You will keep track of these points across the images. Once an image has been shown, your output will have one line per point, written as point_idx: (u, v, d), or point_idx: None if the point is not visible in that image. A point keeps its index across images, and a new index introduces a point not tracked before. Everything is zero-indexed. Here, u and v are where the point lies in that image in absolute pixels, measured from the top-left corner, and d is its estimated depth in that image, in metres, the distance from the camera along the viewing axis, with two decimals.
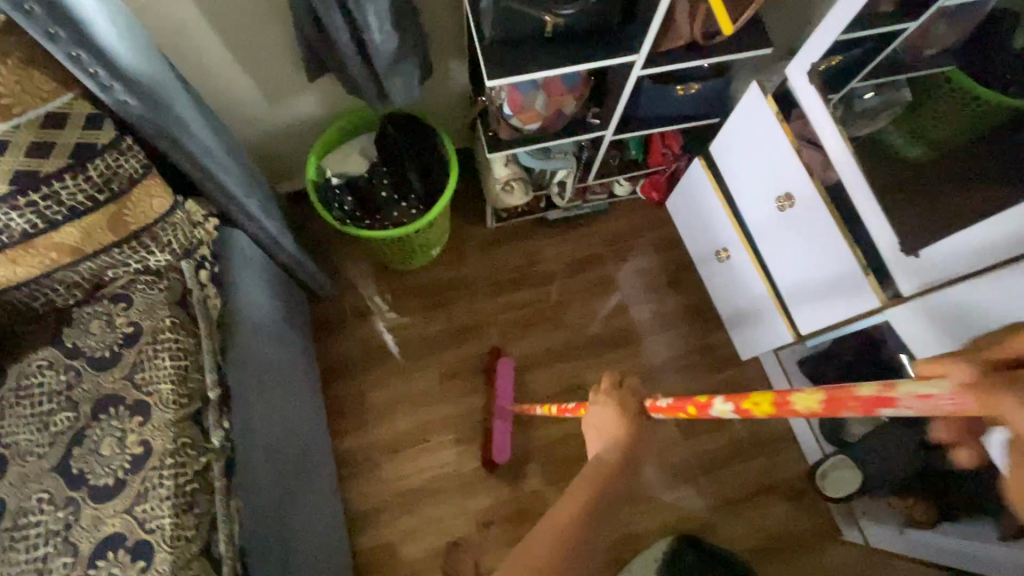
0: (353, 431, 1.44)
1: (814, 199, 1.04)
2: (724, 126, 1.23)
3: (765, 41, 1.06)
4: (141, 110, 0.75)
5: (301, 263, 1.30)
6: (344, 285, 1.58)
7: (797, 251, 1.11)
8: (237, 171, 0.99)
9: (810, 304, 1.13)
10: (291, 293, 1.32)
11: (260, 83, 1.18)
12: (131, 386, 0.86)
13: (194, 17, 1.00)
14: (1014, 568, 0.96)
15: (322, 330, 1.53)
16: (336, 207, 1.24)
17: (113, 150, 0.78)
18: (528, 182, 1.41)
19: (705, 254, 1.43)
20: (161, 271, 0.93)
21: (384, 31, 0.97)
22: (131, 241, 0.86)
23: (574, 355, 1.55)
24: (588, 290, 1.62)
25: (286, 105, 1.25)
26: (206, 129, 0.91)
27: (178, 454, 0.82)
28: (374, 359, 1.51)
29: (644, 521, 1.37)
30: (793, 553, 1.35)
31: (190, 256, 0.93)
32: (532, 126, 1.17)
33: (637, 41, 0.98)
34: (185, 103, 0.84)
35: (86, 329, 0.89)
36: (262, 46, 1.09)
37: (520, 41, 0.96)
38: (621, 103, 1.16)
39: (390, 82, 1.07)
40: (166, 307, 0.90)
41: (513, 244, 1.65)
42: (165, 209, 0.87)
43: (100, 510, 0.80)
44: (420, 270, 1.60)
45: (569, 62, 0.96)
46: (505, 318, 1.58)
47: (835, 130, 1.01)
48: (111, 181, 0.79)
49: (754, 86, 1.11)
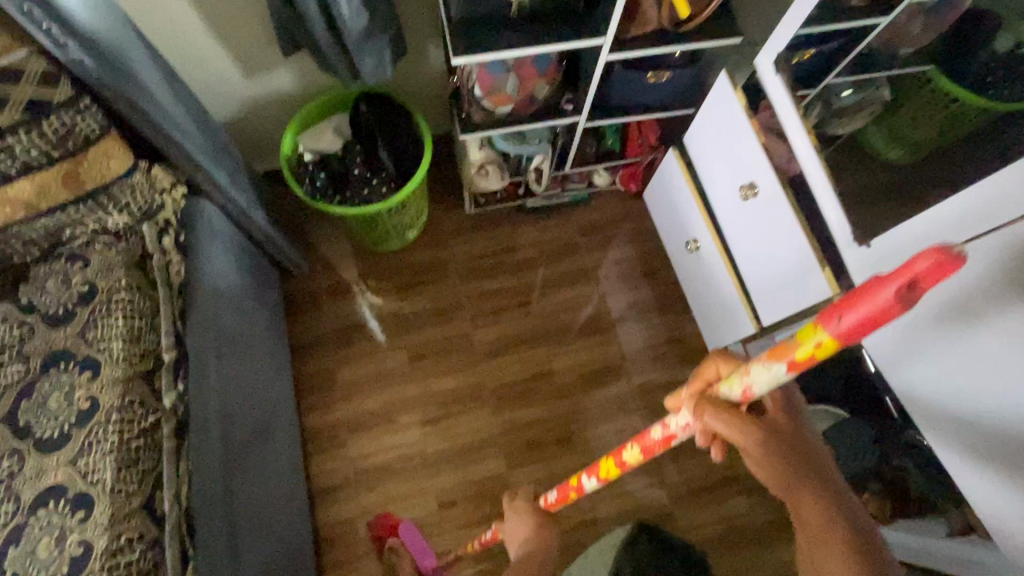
0: (321, 407, 1.48)
1: (774, 188, 1.05)
2: (696, 117, 1.24)
3: (733, 30, 1.07)
4: (96, 69, 0.76)
5: (274, 237, 1.32)
6: (321, 264, 1.60)
7: (758, 241, 1.12)
8: (201, 140, 1.01)
9: (769, 295, 1.14)
10: (262, 268, 1.34)
11: (235, 56, 1.19)
12: (83, 343, 0.89)
13: None
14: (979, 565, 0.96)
15: (296, 308, 1.56)
16: (308, 183, 1.26)
17: (68, 109, 0.81)
18: (503, 167, 1.42)
19: (677, 245, 1.44)
20: (119, 233, 0.96)
21: (353, 6, 0.98)
22: (89, 200, 0.90)
23: (546, 341, 1.56)
24: (562, 278, 1.63)
25: (263, 79, 1.27)
26: (168, 95, 0.92)
27: (125, 411, 0.85)
28: (346, 338, 1.54)
29: (602, 507, 1.39)
30: (748, 544, 1.37)
31: (150, 220, 0.96)
32: (504, 109, 1.18)
33: (603, 23, 0.99)
34: (144, 67, 0.86)
35: (43, 287, 0.92)
36: (236, 18, 1.11)
37: (485, 19, 0.98)
38: (592, 90, 1.17)
39: (360, 59, 1.08)
40: (122, 268, 0.93)
41: (491, 230, 1.66)
42: (123, 170, 0.90)
43: (44, 460, 0.83)
44: (397, 253, 1.63)
45: (533, 41, 0.97)
46: (480, 304, 1.59)
47: (797, 120, 1.02)
48: (66, 139, 0.83)
49: (722, 76, 1.12)
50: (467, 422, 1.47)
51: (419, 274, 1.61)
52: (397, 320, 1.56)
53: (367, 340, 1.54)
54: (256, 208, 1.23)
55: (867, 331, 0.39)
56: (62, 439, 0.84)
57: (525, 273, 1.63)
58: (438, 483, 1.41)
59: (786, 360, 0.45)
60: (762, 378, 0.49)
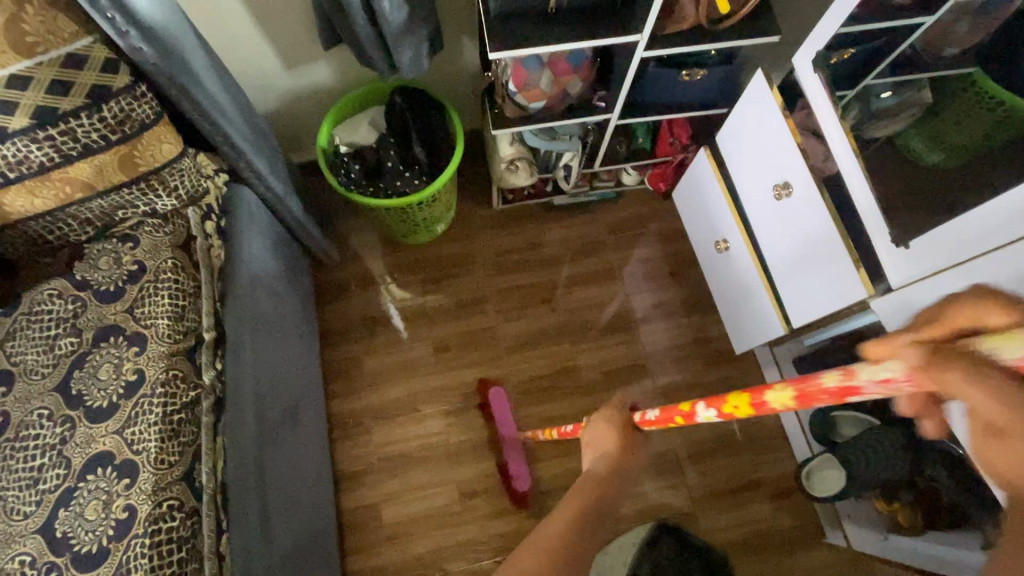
0: (348, 394, 1.51)
1: (810, 188, 1.04)
2: (730, 116, 1.23)
3: (771, 27, 1.06)
4: (153, 57, 0.80)
5: (308, 226, 1.35)
6: (351, 255, 1.64)
7: (791, 242, 1.11)
8: (245, 128, 1.04)
9: (801, 297, 1.13)
10: (296, 256, 1.38)
11: (277, 49, 1.23)
12: (131, 319, 0.93)
13: None
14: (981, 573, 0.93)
15: (326, 296, 1.59)
16: (343, 174, 1.29)
17: (127, 95, 0.85)
18: (534, 162, 1.43)
19: (706, 245, 1.43)
20: (167, 216, 1.00)
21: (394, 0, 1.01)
22: (141, 183, 0.94)
23: (569, 338, 1.57)
24: (588, 275, 1.63)
25: (302, 72, 1.30)
26: (216, 83, 0.96)
27: (168, 385, 0.89)
28: (373, 328, 1.57)
29: (623, 505, 1.39)
30: (771, 550, 1.35)
31: (196, 204, 1.01)
32: (537, 104, 1.19)
33: (640, 20, 0.99)
34: (196, 56, 0.90)
35: (95, 265, 0.96)
36: (280, 12, 1.14)
37: (523, 15, 0.99)
38: (625, 87, 1.17)
39: (399, 53, 1.11)
40: (169, 249, 0.97)
41: (517, 226, 1.67)
42: (173, 156, 0.94)
43: (93, 429, 0.87)
44: (425, 246, 1.65)
45: (570, 37, 0.98)
46: (505, 299, 1.61)
47: (836, 120, 1.01)
48: (123, 123, 0.86)
49: (759, 74, 1.12)
50: (485, 416, 1.48)
51: (446, 267, 1.63)
52: (423, 312, 1.59)
53: (393, 331, 1.57)
54: (292, 198, 1.26)
55: (808, 402, 0.52)
56: (110, 409, 0.87)
57: (551, 270, 1.64)
58: (460, 473, 1.43)
59: (723, 404, 0.65)
60: None
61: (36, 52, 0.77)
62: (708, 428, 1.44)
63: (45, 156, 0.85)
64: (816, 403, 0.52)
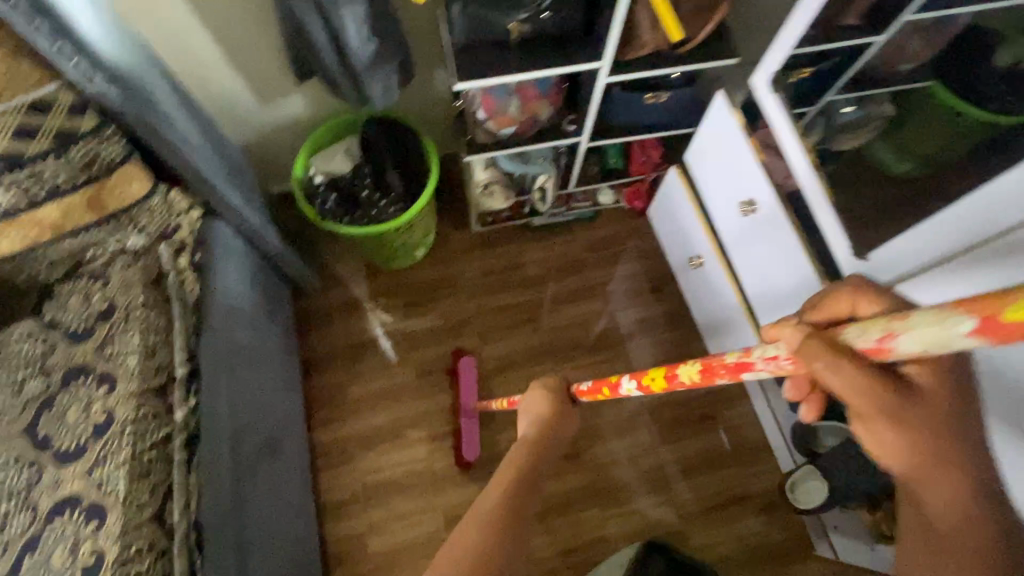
0: (330, 423, 1.50)
1: (772, 204, 1.06)
2: (696, 135, 1.27)
3: (728, 51, 1.09)
4: (121, 100, 0.82)
5: (286, 256, 1.36)
6: (331, 282, 1.64)
7: (759, 257, 1.13)
8: (217, 164, 1.06)
9: (771, 310, 1.15)
10: (274, 285, 1.38)
11: (250, 84, 1.25)
12: (100, 358, 0.92)
13: (188, 20, 1.08)
14: None
15: (307, 324, 1.60)
16: (319, 204, 1.30)
17: (94, 137, 0.87)
18: (510, 186, 1.45)
19: (681, 261, 1.45)
20: (138, 252, 1.00)
21: (361, 36, 1.03)
22: (111, 222, 0.95)
23: (552, 357, 1.57)
24: (568, 293, 1.65)
25: (276, 105, 1.32)
26: (187, 122, 0.98)
27: (139, 424, 0.88)
28: (356, 354, 1.57)
29: (611, 526, 1.38)
30: (761, 566, 1.34)
31: (167, 239, 1.01)
32: (507, 130, 1.22)
33: (600, 48, 1.02)
34: (165, 98, 0.92)
35: (65, 305, 0.96)
36: (251, 49, 1.17)
37: (487, 47, 1.02)
38: (592, 112, 1.20)
39: (368, 85, 1.13)
40: (140, 286, 0.97)
41: (497, 247, 1.69)
42: (143, 193, 0.96)
43: (60, 472, 0.86)
44: (405, 270, 1.66)
45: (532, 67, 1.01)
46: (487, 320, 1.61)
47: (793, 138, 1.04)
48: (91, 165, 0.88)
49: (719, 95, 1.15)
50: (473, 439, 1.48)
51: (428, 291, 1.64)
52: (405, 337, 1.59)
53: (376, 357, 1.56)
54: (269, 229, 1.27)
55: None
56: (79, 451, 0.87)
57: (531, 290, 1.65)
58: (445, 500, 1.42)
59: (979, 317, 0.37)
60: (932, 333, 0.41)
61: (3, 99, 0.78)
62: (694, 443, 1.44)
63: (12, 201, 0.86)
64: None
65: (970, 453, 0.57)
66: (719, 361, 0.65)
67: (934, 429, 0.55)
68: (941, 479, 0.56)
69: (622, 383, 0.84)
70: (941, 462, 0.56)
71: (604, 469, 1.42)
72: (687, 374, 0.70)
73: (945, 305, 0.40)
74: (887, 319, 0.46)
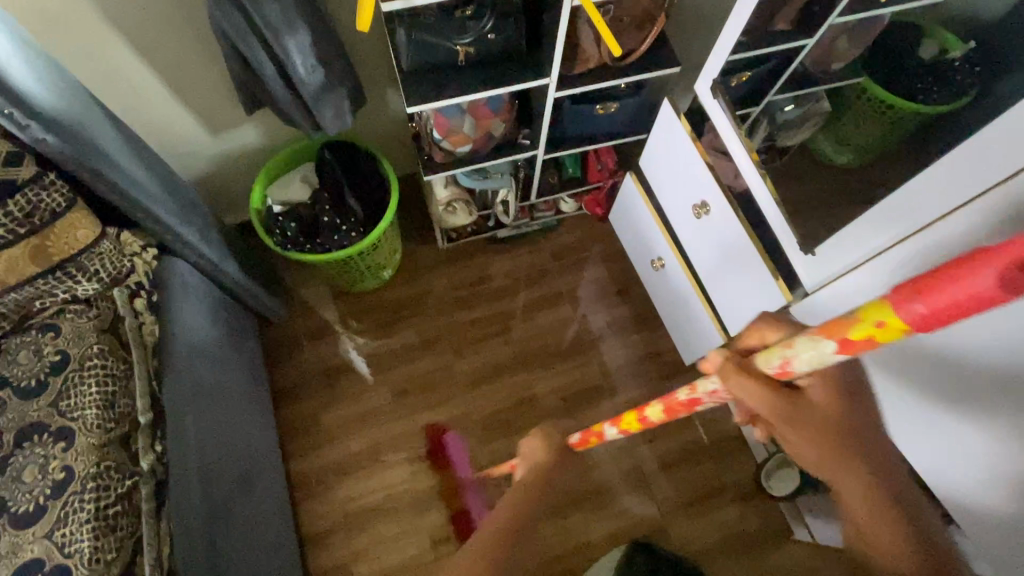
0: (306, 453, 1.47)
1: (724, 204, 1.10)
2: (648, 141, 1.31)
3: (671, 60, 1.13)
4: (60, 145, 0.79)
5: (248, 288, 1.34)
6: (298, 310, 1.62)
7: (717, 255, 1.17)
8: (170, 201, 1.03)
9: (732, 306, 1.19)
10: (238, 318, 1.36)
11: (198, 117, 1.23)
12: (56, 413, 0.89)
13: (127, 58, 1.05)
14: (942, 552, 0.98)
15: (276, 354, 1.57)
16: (279, 233, 1.29)
17: (35, 186, 0.85)
18: (471, 202, 1.46)
19: (645, 263, 1.48)
20: (90, 299, 0.97)
21: (308, 64, 1.03)
22: (58, 271, 0.92)
23: (526, 368, 1.58)
24: (537, 302, 1.66)
25: (227, 137, 1.30)
26: (132, 160, 0.95)
27: (101, 478, 0.85)
28: (328, 380, 1.55)
29: (596, 530, 1.39)
30: (744, 554, 1.37)
31: (121, 284, 0.98)
32: (463, 148, 1.23)
33: (546, 64, 1.04)
34: (107, 138, 0.89)
35: (14, 360, 0.93)
36: (195, 82, 1.15)
37: (434, 69, 1.03)
38: (546, 125, 1.23)
39: (319, 113, 1.13)
40: (94, 334, 0.94)
41: (464, 262, 1.69)
42: (91, 241, 0.93)
43: (19, 536, 0.82)
44: (373, 292, 1.65)
45: (481, 87, 1.02)
46: (459, 336, 1.61)
47: (738, 140, 1.08)
48: (32, 215, 0.86)
49: (666, 103, 1.19)
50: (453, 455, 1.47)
51: (397, 312, 1.63)
52: (378, 360, 1.57)
53: (348, 382, 1.54)
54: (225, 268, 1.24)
55: (954, 316, 0.36)
56: (39, 512, 0.83)
57: (501, 302, 1.66)
58: (429, 520, 1.41)
59: (840, 339, 0.44)
60: (807, 353, 0.48)
61: None
62: (671, 441, 1.47)
63: None
64: (972, 313, 0.36)
65: (868, 444, 0.59)
66: (674, 399, 0.72)
67: (825, 438, 0.57)
68: (810, 453, 0.59)
69: (606, 431, 0.91)
70: (842, 459, 0.58)
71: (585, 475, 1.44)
72: (653, 414, 0.77)
73: (815, 330, 0.47)
74: (776, 349, 0.52)
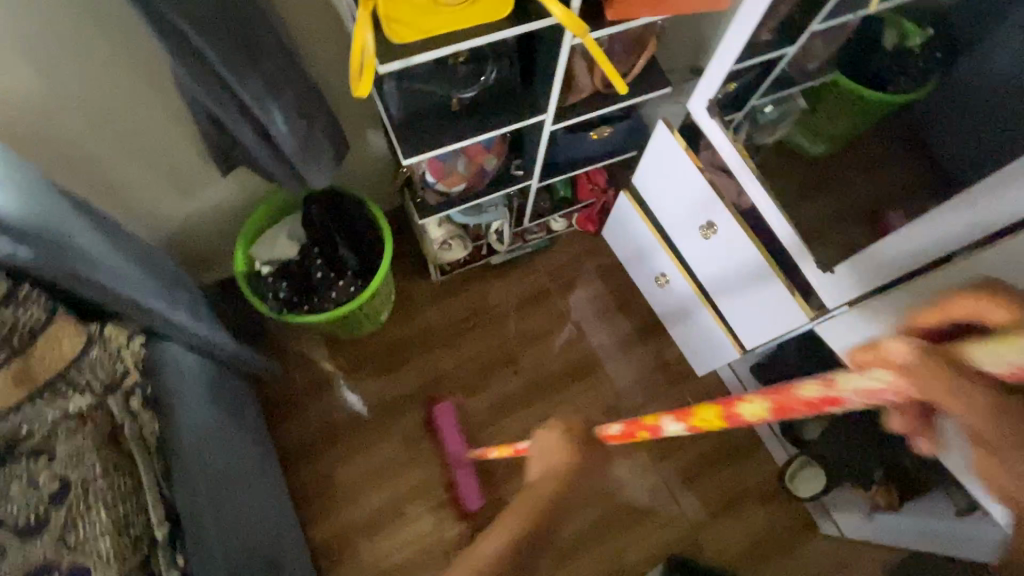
0: (322, 516, 1.40)
1: (732, 225, 1.11)
2: (642, 161, 1.29)
3: (662, 81, 1.12)
4: (33, 256, 0.72)
5: (245, 356, 1.25)
6: (294, 365, 1.54)
7: (725, 272, 1.18)
8: (153, 284, 0.95)
9: (745, 320, 1.20)
10: (236, 388, 1.27)
11: (170, 184, 1.14)
12: (68, 546, 0.84)
13: (88, 134, 0.96)
14: (966, 539, 1.06)
15: (276, 415, 1.49)
16: (271, 296, 1.22)
17: (11, 301, 0.78)
18: (466, 236, 1.42)
19: (646, 279, 1.48)
20: (84, 413, 0.90)
21: (291, 123, 0.96)
22: (48, 392, 0.86)
23: (538, 396, 1.56)
24: (540, 327, 1.64)
25: (203, 200, 1.21)
26: (107, 247, 0.87)
27: None
28: (336, 435, 1.48)
29: (629, 552, 1.39)
30: (774, 555, 1.39)
31: (114, 390, 0.91)
32: (458, 188, 1.19)
33: (542, 99, 1.01)
34: (78, 230, 0.81)
35: (8, 492, 0.86)
36: (165, 149, 1.06)
37: (427, 116, 0.98)
38: (541, 156, 1.19)
39: (306, 169, 1.06)
40: (95, 453, 0.89)
41: (461, 294, 1.65)
42: (78, 349, 0.86)
43: None
44: (370, 336, 1.58)
45: (478, 131, 0.98)
46: (466, 372, 1.57)
47: (740, 158, 1.07)
48: (11, 335, 0.80)
49: (661, 125, 1.19)
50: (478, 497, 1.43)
51: (398, 354, 1.57)
52: (386, 407, 1.52)
53: (358, 435, 1.48)
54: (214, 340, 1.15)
55: (903, 362, 0.40)
56: None
57: (504, 331, 1.62)
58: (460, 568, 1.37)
59: None
60: None
61: None
62: (692, 452, 1.48)
63: None
64: None
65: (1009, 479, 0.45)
66: (793, 396, 0.51)
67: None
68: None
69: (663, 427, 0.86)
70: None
71: (613, 497, 1.44)
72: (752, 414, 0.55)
73: None
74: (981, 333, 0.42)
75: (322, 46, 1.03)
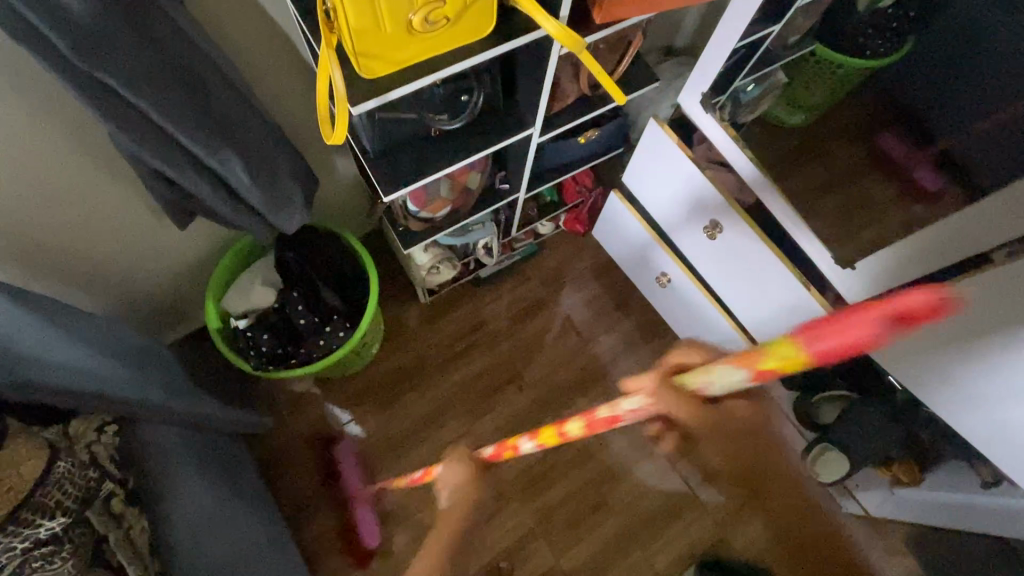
0: (341, 569, 1.34)
1: (737, 222, 1.04)
2: (632, 161, 1.23)
3: (650, 76, 1.04)
4: None
5: (237, 417, 1.16)
6: (288, 412, 1.45)
7: (731, 271, 1.13)
8: (127, 369, 0.88)
9: (756, 317, 1.14)
10: (232, 453, 1.19)
11: (126, 250, 1.02)
12: None
13: (23, 214, 0.84)
14: (996, 513, 1.01)
15: (276, 468, 1.41)
16: (252, 354, 1.11)
17: None
18: (454, 257, 1.34)
19: (646, 279, 1.42)
20: (59, 536, 0.76)
21: (254, 171, 0.86)
22: (12, 523, 0.72)
23: (547, 410, 1.50)
24: (540, 337, 1.57)
25: (166, 259, 1.10)
26: (73, 345, 0.81)
27: None
28: (343, 481, 1.41)
29: (660, 559, 1.37)
30: (802, 540, 1.39)
31: (91, 500, 0.81)
32: (443, 212, 1.11)
33: (528, 112, 0.92)
34: (33, 333, 0.75)
35: None
36: (114, 214, 0.94)
37: (405, 148, 0.89)
38: (528, 169, 1.11)
39: (276, 216, 0.96)
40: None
41: (453, 313, 1.57)
42: (42, 469, 0.75)
43: None
44: (365, 371, 1.50)
45: (462, 156, 0.89)
46: (470, 396, 1.50)
47: (740, 152, 1.01)
48: None
49: (650, 122, 1.11)
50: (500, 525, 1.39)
51: (396, 386, 1.49)
52: (391, 443, 1.44)
53: (366, 476, 1.42)
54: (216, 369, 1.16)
55: (848, 353, 0.32)
56: None
57: (503, 347, 1.56)
58: None
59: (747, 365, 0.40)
60: (721, 380, 0.43)
61: None
62: None
63: None
64: (866, 350, 0.31)
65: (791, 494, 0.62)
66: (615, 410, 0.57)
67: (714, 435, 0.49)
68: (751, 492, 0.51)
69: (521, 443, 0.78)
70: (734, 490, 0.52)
71: (635, 505, 1.41)
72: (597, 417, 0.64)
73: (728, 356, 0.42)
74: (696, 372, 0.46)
75: (275, 77, 0.92)
